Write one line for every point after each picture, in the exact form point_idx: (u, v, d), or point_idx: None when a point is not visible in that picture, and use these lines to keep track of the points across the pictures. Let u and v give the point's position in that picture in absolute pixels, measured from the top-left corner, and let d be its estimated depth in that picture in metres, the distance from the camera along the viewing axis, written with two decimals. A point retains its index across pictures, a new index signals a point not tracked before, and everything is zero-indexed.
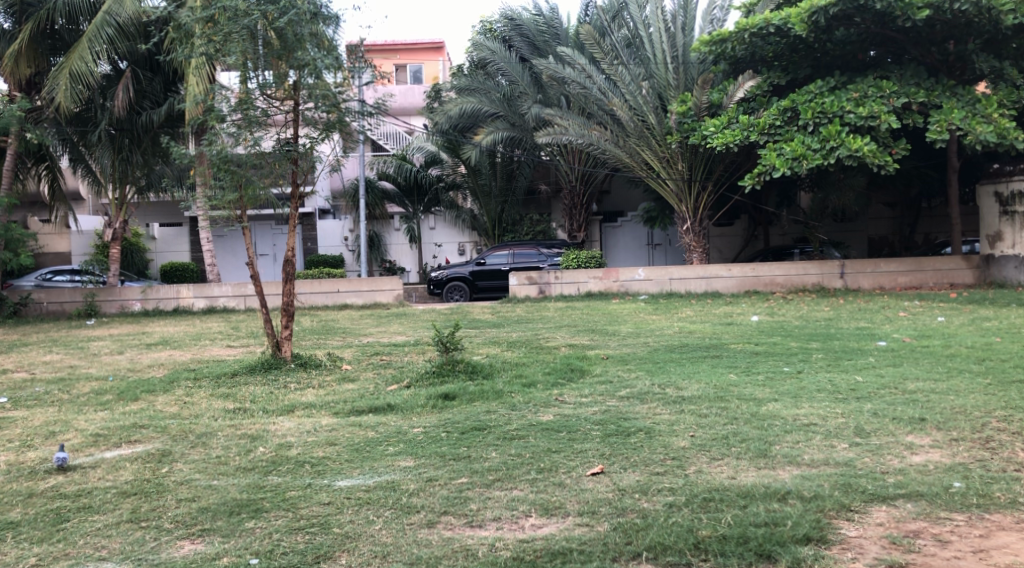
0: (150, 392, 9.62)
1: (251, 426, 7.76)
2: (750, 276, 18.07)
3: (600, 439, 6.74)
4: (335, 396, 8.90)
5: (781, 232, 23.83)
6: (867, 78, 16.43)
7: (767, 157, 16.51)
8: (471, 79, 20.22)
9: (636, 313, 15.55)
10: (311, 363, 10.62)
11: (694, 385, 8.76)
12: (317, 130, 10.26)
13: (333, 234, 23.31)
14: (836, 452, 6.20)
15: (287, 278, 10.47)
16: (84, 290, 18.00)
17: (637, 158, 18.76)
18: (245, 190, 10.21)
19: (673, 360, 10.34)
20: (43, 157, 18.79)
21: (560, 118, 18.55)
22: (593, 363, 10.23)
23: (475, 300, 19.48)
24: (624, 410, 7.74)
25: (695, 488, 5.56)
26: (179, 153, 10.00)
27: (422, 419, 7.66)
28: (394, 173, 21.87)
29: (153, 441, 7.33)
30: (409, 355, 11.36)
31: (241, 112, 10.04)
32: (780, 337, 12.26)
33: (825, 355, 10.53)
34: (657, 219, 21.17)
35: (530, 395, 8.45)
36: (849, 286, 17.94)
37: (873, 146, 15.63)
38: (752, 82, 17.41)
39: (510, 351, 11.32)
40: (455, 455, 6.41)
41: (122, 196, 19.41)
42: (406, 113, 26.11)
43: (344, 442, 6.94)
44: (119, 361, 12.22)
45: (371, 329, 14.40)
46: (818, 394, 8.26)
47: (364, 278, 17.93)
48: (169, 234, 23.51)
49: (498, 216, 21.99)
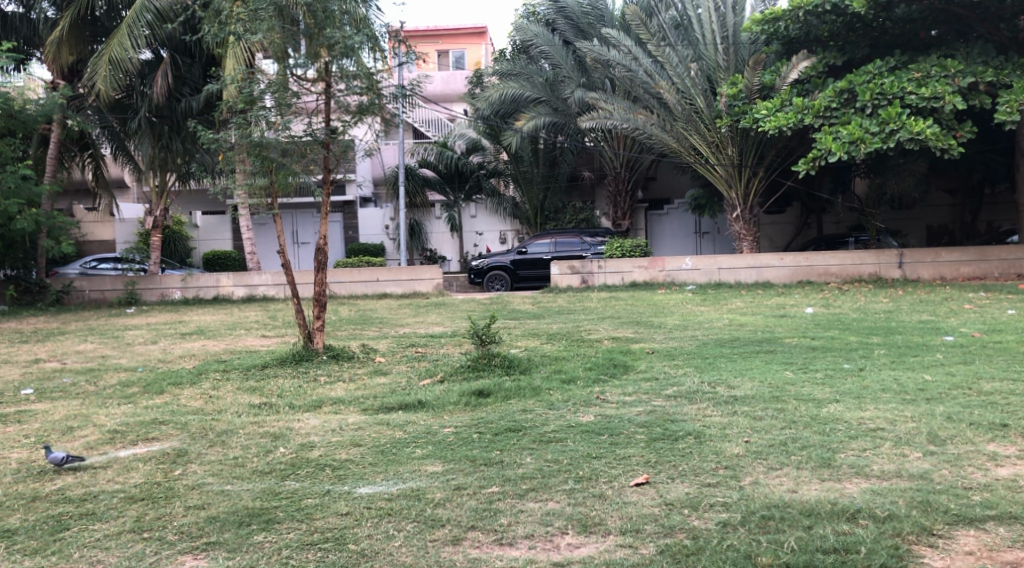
0: (176, 385, 9.24)
1: (275, 424, 7.32)
2: (803, 266, 17.31)
3: (645, 444, 6.19)
4: (366, 391, 8.45)
5: (834, 219, 22.95)
6: (930, 57, 15.61)
7: (822, 141, 15.75)
8: (513, 63, 19.67)
9: (683, 304, 14.91)
10: (343, 355, 10.18)
11: (747, 383, 8.17)
12: (350, 113, 9.81)
13: (374, 222, 22.83)
14: (909, 463, 5.62)
15: (318, 267, 10.02)
16: (124, 279, 17.80)
17: (683, 143, 18.01)
18: (276, 175, 9.78)
19: (724, 355, 9.74)
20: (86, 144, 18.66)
21: (605, 102, 17.91)
22: (637, 357, 9.66)
23: (517, 290, 18.97)
24: (671, 411, 7.17)
25: (751, 503, 4.99)
26: (205, 138, 9.50)
27: (455, 418, 7.19)
28: (435, 160, 21.42)
29: (171, 439, 6.92)
30: (446, 347, 10.89)
31: (272, 93, 9.57)
32: (838, 331, 11.57)
33: (888, 351, 9.86)
34: (706, 206, 20.46)
35: (570, 393, 7.92)
36: (908, 277, 17.09)
37: (936, 129, 14.80)
38: (807, 63, 16.51)
39: (551, 344, 10.80)
40: (487, 460, 5.91)
41: (162, 183, 19.20)
42: (448, 99, 25.66)
43: (370, 443, 6.47)
44: (150, 351, 11.90)
45: (409, 319, 13.96)
46: (882, 394, 7.64)
47: (403, 267, 17.49)
48: (212, 222, 23.29)
49: (540, 204, 21.46)
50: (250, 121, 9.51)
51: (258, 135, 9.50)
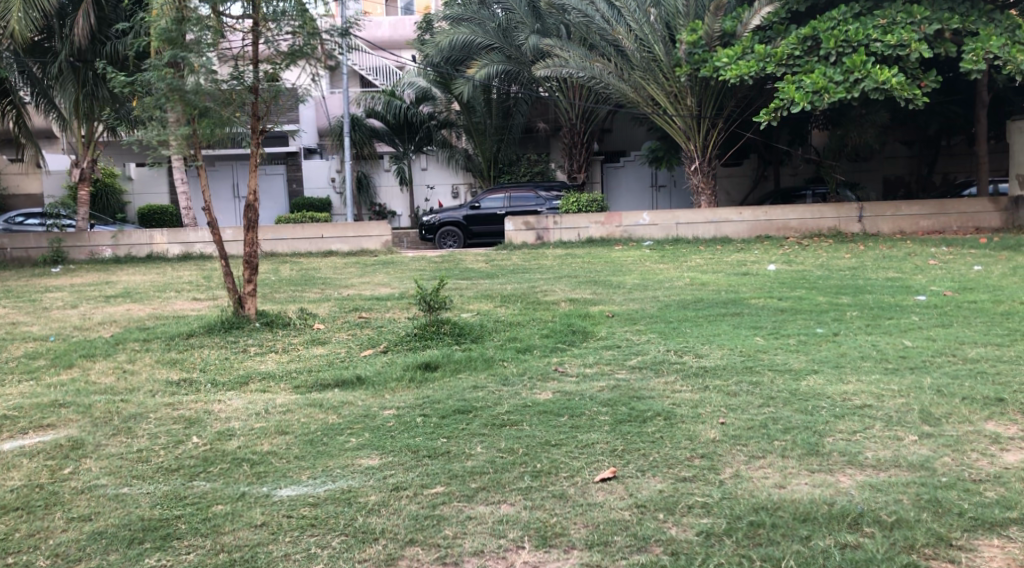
0: (89, 357, 8.33)
1: (191, 406, 6.49)
2: (762, 221, 16.74)
3: (610, 428, 5.50)
4: (301, 364, 7.64)
5: (791, 171, 22.45)
6: (896, 3, 14.96)
7: (784, 90, 15.02)
8: (464, 8, 18.72)
9: (641, 262, 14.22)
10: (277, 322, 9.32)
11: (717, 351, 7.51)
12: (279, 57, 8.81)
13: (319, 175, 21.79)
14: (906, 449, 4.98)
15: (249, 226, 9.10)
16: (49, 236, 16.57)
17: (641, 93, 17.30)
18: (199, 124, 8.70)
19: (688, 319, 9.07)
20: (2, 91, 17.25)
21: (560, 48, 17.04)
22: (597, 323, 8.93)
23: (470, 247, 18.15)
24: (636, 386, 6.47)
25: (735, 506, 4.39)
26: (117, 80, 8.46)
27: (397, 397, 6.43)
28: (383, 110, 20.34)
29: (69, 427, 6.09)
30: (392, 312, 10.08)
31: (196, 31, 8.48)
32: (804, 290, 10.96)
33: (861, 313, 9.25)
34: (664, 158, 19.68)
35: (525, 365, 7.20)
36: (868, 232, 16.61)
37: (902, 78, 14.18)
38: (769, 9, 15.80)
39: (505, 308, 10.07)
40: (431, 451, 5.19)
41: (88, 132, 17.61)
42: (396, 46, 24.58)
43: (298, 430, 5.71)
44: (67, 316, 10.89)
45: (353, 280, 13.09)
46: (863, 363, 7.01)
47: (349, 223, 16.54)
48: (147, 175, 22.01)
49: (493, 157, 20.58)
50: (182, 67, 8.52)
51: (180, 80, 8.46)
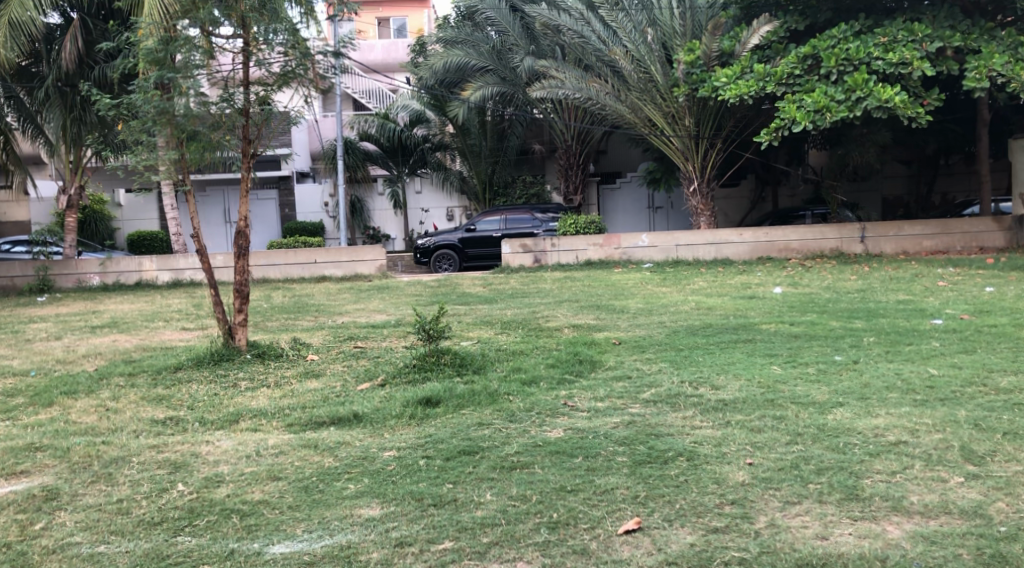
0: (70, 394, 7.89)
1: (177, 448, 6.06)
2: (764, 242, 16.36)
3: (629, 471, 5.15)
4: (294, 400, 7.21)
5: (790, 191, 22.09)
6: (896, 21, 14.68)
7: (785, 110, 14.70)
8: (458, 30, 18.43)
9: (643, 285, 13.82)
10: (269, 353, 8.89)
11: (734, 383, 7.09)
12: (270, 76, 8.42)
13: (311, 200, 21.31)
14: (954, 493, 4.74)
15: (240, 253, 8.70)
16: (35, 263, 16.13)
17: (638, 114, 16.92)
18: (187, 148, 8.32)
19: (699, 346, 8.68)
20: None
21: (555, 70, 16.74)
22: (604, 351, 8.54)
23: (466, 270, 17.75)
24: (653, 421, 6.07)
25: (776, 562, 4.29)
26: (101, 103, 8.11)
27: (399, 436, 6.01)
28: (376, 133, 20.02)
29: (45, 474, 5.72)
30: (389, 341, 9.67)
31: (186, 52, 8.08)
32: (816, 314, 10.58)
33: (879, 338, 8.85)
34: (662, 179, 19.36)
35: (532, 399, 6.78)
36: (871, 252, 16.25)
37: (905, 96, 13.85)
38: (768, 28, 15.57)
39: (506, 336, 9.67)
40: (436, 499, 4.93)
41: (76, 159, 17.06)
42: (389, 68, 24.30)
43: (292, 476, 5.35)
44: (51, 349, 10.43)
45: (348, 306, 12.68)
46: (889, 394, 6.60)
47: (343, 248, 16.13)
48: (137, 200, 21.58)
49: (488, 179, 20.23)
50: (175, 90, 8.12)
51: (169, 102, 8.10)
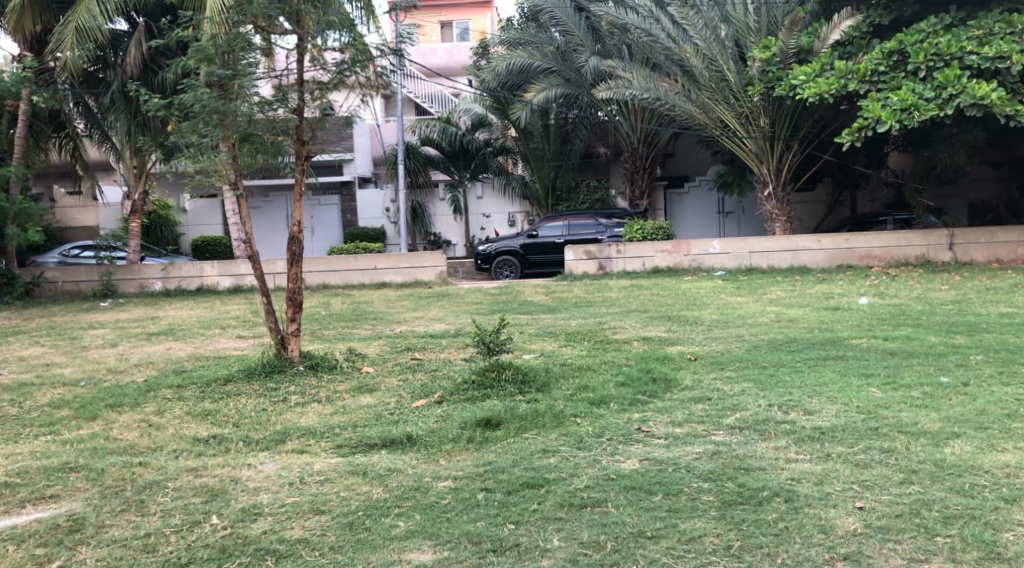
0: (115, 407, 7.47)
1: (216, 472, 5.54)
2: (844, 249, 15.43)
3: (718, 514, 4.73)
4: (345, 418, 6.66)
5: (868, 196, 20.92)
6: (992, 12, 13.74)
7: (868, 109, 13.65)
8: (521, 32, 17.86)
9: (716, 294, 13.05)
10: (323, 365, 8.39)
11: (830, 407, 6.35)
12: (326, 73, 7.89)
13: (373, 205, 20.85)
14: None
15: (292, 259, 8.22)
16: (100, 268, 15.97)
17: (710, 114, 15.98)
18: (240, 150, 7.86)
19: (785, 364, 7.92)
20: (62, 124, 16.35)
21: (622, 69, 15.99)
22: (679, 368, 7.83)
23: (527, 278, 17.16)
24: (740, 452, 5.40)
25: None
26: (150, 103, 7.68)
27: (457, 463, 5.44)
28: (439, 137, 19.64)
29: (77, 498, 5.26)
30: (447, 352, 9.12)
31: (235, 49, 7.59)
32: (910, 328, 9.72)
33: (987, 357, 7.98)
34: (734, 184, 18.50)
35: (603, 423, 6.12)
36: (960, 260, 15.19)
37: (1002, 92, 12.83)
38: (851, 22, 14.71)
39: (571, 348, 9.03)
40: (495, 545, 4.56)
41: (140, 164, 16.75)
42: (451, 72, 23.83)
43: (337, 509, 4.91)
44: (103, 358, 10.07)
45: (407, 314, 12.17)
46: (1012, 424, 5.80)
47: (402, 254, 15.65)
48: (201, 205, 21.42)
49: (551, 184, 19.60)
50: (232, 92, 7.65)
51: (227, 103, 7.63)
